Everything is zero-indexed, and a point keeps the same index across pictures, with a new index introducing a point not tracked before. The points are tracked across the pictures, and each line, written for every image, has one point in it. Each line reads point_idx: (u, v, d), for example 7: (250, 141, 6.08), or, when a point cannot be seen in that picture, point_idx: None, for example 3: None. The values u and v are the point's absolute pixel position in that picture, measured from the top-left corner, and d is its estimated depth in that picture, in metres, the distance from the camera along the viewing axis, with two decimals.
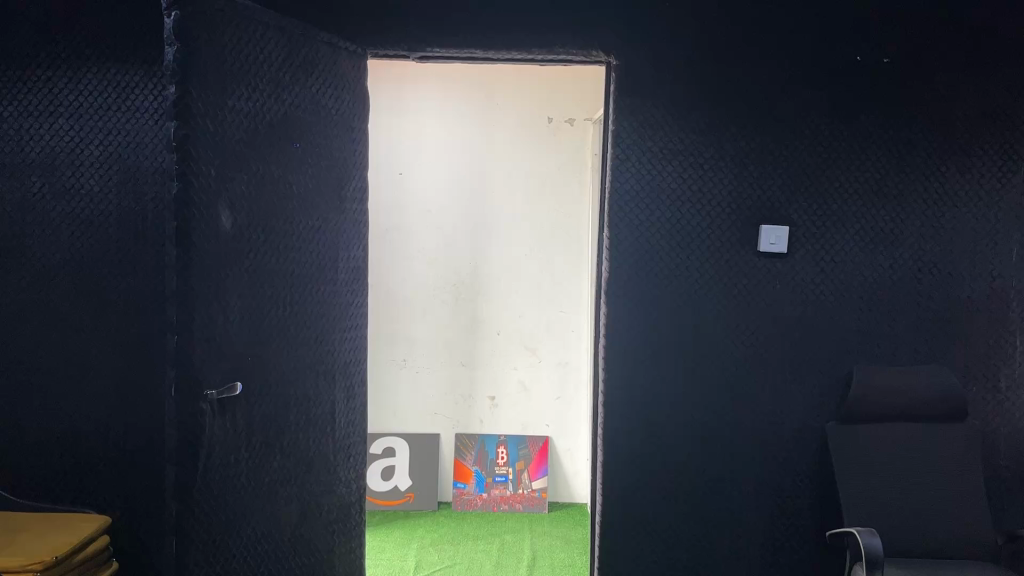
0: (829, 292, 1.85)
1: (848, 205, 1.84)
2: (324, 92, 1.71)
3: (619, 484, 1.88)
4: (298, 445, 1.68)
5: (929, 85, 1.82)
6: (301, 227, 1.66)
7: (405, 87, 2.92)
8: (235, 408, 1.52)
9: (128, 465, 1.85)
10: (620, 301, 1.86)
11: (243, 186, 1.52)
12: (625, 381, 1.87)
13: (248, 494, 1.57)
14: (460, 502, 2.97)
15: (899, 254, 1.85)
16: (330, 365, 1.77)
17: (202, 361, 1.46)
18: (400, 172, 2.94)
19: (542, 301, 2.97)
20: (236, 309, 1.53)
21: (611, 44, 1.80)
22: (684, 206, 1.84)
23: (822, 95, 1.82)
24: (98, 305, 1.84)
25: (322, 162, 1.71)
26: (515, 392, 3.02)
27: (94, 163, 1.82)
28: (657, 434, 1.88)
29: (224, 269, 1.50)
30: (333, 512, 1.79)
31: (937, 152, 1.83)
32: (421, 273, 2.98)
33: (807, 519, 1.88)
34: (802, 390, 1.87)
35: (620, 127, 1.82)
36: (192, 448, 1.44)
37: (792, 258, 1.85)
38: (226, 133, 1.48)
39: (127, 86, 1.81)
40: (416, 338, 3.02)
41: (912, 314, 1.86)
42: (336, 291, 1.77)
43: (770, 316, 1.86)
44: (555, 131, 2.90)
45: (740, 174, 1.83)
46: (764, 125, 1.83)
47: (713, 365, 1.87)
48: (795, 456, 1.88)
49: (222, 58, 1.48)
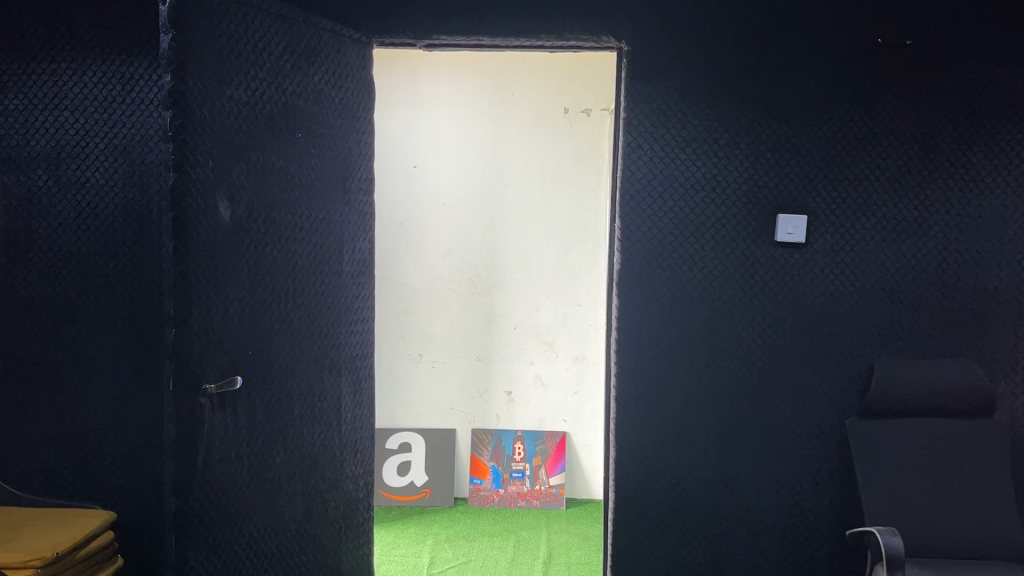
0: (848, 283, 1.79)
1: (868, 193, 1.77)
2: (326, 80, 1.67)
3: (632, 481, 1.84)
4: (303, 441, 1.65)
5: (955, 67, 1.75)
6: (303, 219, 1.63)
7: (419, 77, 2.89)
8: (236, 403, 1.50)
9: (134, 462, 1.84)
10: (632, 294, 1.81)
11: (243, 176, 1.50)
12: (637, 375, 1.83)
13: (250, 491, 1.55)
14: (477, 498, 2.93)
15: (923, 243, 1.78)
16: (336, 359, 1.74)
17: (201, 355, 1.43)
18: (414, 164, 2.91)
19: (558, 294, 2.93)
20: (236, 303, 1.50)
21: (622, 28, 1.75)
22: (698, 194, 1.79)
23: (842, 79, 1.76)
24: (105, 300, 1.82)
25: (326, 153, 1.68)
26: (531, 387, 2.98)
27: (98, 156, 1.81)
28: (670, 430, 1.83)
29: (223, 261, 1.47)
30: (340, 509, 1.76)
31: (964, 137, 1.76)
32: (437, 266, 2.95)
33: (826, 518, 1.83)
34: (822, 384, 1.81)
35: (631, 114, 1.77)
36: (191, 442, 1.42)
37: (810, 248, 1.79)
38: (224, 122, 1.46)
39: (129, 78, 1.79)
40: (431, 332, 2.99)
41: (936, 306, 1.79)
42: (342, 284, 1.74)
43: (788, 308, 1.80)
44: (572, 122, 2.85)
45: (756, 162, 1.78)
46: (781, 110, 1.77)
47: (729, 358, 1.82)
48: (815, 453, 1.82)
49: (220, 47, 1.45)
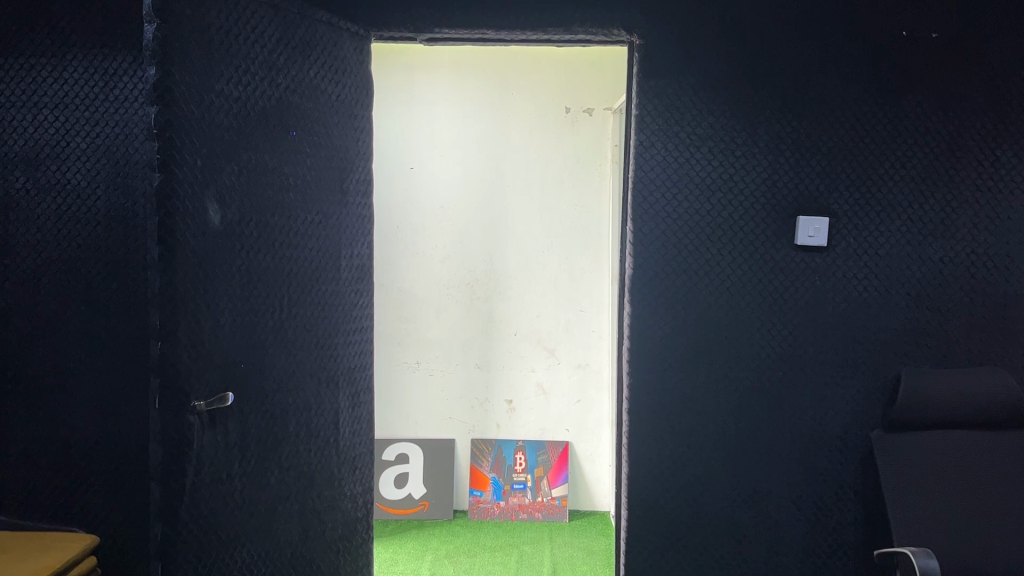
0: (873, 289, 1.70)
1: (893, 193, 1.69)
2: (323, 75, 1.58)
3: (646, 498, 1.74)
4: (299, 459, 1.55)
5: (984, 62, 1.67)
6: (299, 222, 1.54)
7: (416, 75, 2.79)
8: (227, 420, 1.40)
9: (122, 480, 1.74)
10: (645, 301, 1.72)
11: (233, 177, 1.40)
12: (650, 385, 1.73)
13: (243, 514, 1.45)
14: (477, 511, 2.84)
15: (950, 246, 1.69)
16: (333, 371, 1.64)
17: (190, 370, 1.33)
18: (412, 166, 2.81)
19: (561, 300, 2.84)
20: (227, 312, 1.40)
21: (633, 21, 1.66)
22: (714, 196, 1.70)
23: (865, 74, 1.67)
24: (87, 309, 1.73)
25: (323, 152, 1.58)
26: (533, 395, 2.89)
27: (80, 156, 1.71)
28: (686, 444, 1.74)
29: (213, 268, 1.37)
30: (338, 530, 1.66)
31: (993, 135, 1.68)
32: (435, 272, 2.85)
33: (850, 536, 1.74)
34: (845, 395, 1.73)
35: (643, 111, 1.68)
36: (178, 464, 1.32)
37: (833, 251, 1.70)
38: (213, 118, 1.36)
39: (113, 74, 1.69)
40: (429, 339, 2.89)
41: (964, 312, 1.70)
42: (339, 291, 1.64)
43: (809, 315, 1.71)
44: (574, 122, 2.76)
45: (776, 162, 1.69)
46: (801, 107, 1.68)
47: (747, 368, 1.73)
48: (838, 467, 1.74)
49: (208, 38, 1.36)
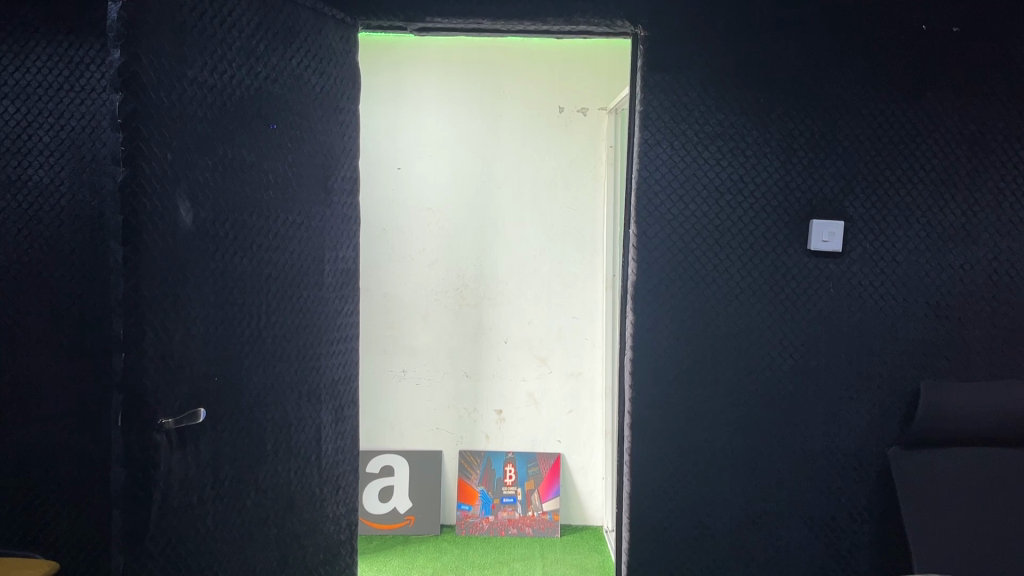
0: (889, 297, 1.61)
1: (911, 197, 1.59)
2: (306, 65, 1.46)
3: (649, 518, 1.63)
4: (277, 480, 1.44)
5: (1008, 60, 1.58)
6: (278, 223, 1.42)
7: (404, 71, 2.67)
8: (198, 439, 1.28)
9: (89, 500, 1.62)
10: (650, 309, 1.61)
11: (207, 173, 1.28)
12: (654, 399, 1.63)
13: (215, 540, 1.33)
14: (465, 526, 2.74)
15: (971, 252, 1.60)
16: (315, 384, 1.52)
17: (156, 384, 1.21)
18: (398, 166, 2.69)
19: (552, 306, 2.73)
20: (199, 320, 1.28)
21: (639, 12, 1.56)
22: (723, 198, 1.59)
23: (883, 71, 1.58)
24: (50, 316, 1.61)
25: (305, 147, 1.47)
26: (523, 405, 2.77)
27: (44, 151, 1.59)
28: (691, 462, 1.63)
29: (184, 272, 1.25)
30: (321, 555, 1.54)
31: (1017, 134, 1.59)
32: (422, 276, 2.74)
33: (864, 559, 1.64)
34: (860, 410, 1.63)
35: (649, 108, 1.58)
36: (143, 490, 1.19)
37: (848, 257, 1.60)
38: (185, 109, 1.25)
39: (80, 63, 1.58)
40: (416, 347, 2.77)
41: (985, 322, 1.61)
42: (323, 298, 1.53)
43: (823, 325, 1.61)
44: (568, 122, 2.66)
45: (788, 162, 1.59)
46: (816, 106, 1.58)
47: (756, 381, 1.63)
48: (852, 486, 1.64)
49: (180, 21, 1.24)
